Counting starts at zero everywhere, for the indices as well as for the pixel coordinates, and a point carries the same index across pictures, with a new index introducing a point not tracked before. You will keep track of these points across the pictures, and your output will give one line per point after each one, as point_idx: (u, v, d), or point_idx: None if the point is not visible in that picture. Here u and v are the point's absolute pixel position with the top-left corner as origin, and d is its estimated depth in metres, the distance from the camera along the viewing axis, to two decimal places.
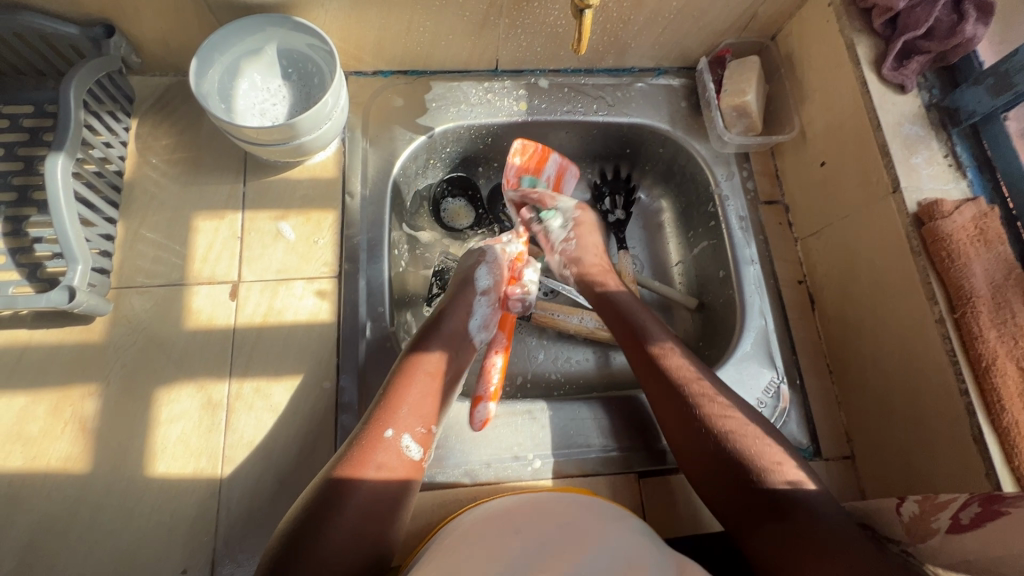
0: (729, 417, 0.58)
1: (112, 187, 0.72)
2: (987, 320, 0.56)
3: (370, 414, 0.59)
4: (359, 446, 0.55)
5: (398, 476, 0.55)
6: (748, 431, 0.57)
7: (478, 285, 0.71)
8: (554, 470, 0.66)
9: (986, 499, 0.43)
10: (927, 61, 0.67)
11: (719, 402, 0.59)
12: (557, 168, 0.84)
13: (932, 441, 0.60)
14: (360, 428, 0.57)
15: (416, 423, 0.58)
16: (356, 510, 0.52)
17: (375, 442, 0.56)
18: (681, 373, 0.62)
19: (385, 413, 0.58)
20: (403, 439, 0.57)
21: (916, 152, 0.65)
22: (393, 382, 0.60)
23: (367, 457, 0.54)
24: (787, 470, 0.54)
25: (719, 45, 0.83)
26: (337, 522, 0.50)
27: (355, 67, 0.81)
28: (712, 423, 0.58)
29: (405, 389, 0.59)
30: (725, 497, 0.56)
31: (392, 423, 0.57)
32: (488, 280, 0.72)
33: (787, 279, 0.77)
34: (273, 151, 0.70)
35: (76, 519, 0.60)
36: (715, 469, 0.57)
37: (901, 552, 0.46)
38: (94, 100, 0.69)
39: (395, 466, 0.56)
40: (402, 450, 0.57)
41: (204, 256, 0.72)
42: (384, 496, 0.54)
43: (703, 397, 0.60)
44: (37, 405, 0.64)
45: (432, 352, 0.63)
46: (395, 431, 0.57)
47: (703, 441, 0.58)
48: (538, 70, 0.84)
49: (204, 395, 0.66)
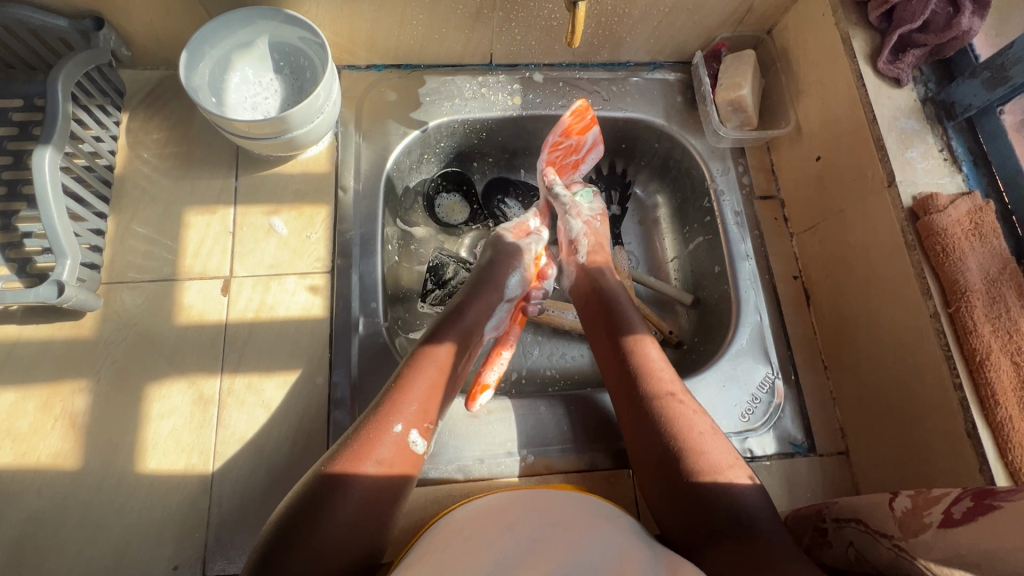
0: (691, 417, 0.59)
1: (103, 182, 0.71)
2: (982, 314, 0.56)
3: (377, 406, 0.58)
4: (362, 438, 0.55)
5: (401, 470, 0.55)
6: (707, 432, 0.58)
7: (507, 289, 0.71)
8: (547, 465, 0.66)
9: (979, 493, 0.43)
10: (923, 55, 0.66)
11: (684, 402, 0.61)
12: (594, 141, 0.82)
13: (925, 436, 0.59)
14: (363, 421, 0.57)
15: (425, 419, 0.58)
16: (357, 504, 0.51)
17: (380, 434, 0.55)
18: (654, 371, 0.63)
19: (392, 406, 0.57)
20: (411, 435, 0.57)
21: (911, 146, 0.64)
22: (403, 376, 0.60)
23: (372, 450, 0.54)
24: (738, 469, 0.56)
25: (715, 38, 0.82)
26: (335, 516, 0.50)
27: (348, 61, 0.80)
28: (674, 419, 0.59)
29: (415, 383, 0.59)
30: (667, 491, 0.56)
31: (401, 418, 0.57)
32: (517, 286, 0.72)
33: (782, 275, 0.77)
34: (264, 145, 0.69)
35: (66, 515, 0.60)
36: (664, 464, 0.57)
37: (892, 546, 0.46)
38: (84, 94, 0.68)
39: (398, 459, 0.55)
40: (408, 446, 0.57)
41: (195, 251, 0.71)
42: (386, 491, 0.54)
43: (670, 396, 0.61)
44: (27, 400, 0.63)
45: (446, 349, 0.63)
46: (403, 427, 0.57)
47: (659, 433, 0.59)
48: (533, 64, 0.84)
49: (195, 390, 0.65)
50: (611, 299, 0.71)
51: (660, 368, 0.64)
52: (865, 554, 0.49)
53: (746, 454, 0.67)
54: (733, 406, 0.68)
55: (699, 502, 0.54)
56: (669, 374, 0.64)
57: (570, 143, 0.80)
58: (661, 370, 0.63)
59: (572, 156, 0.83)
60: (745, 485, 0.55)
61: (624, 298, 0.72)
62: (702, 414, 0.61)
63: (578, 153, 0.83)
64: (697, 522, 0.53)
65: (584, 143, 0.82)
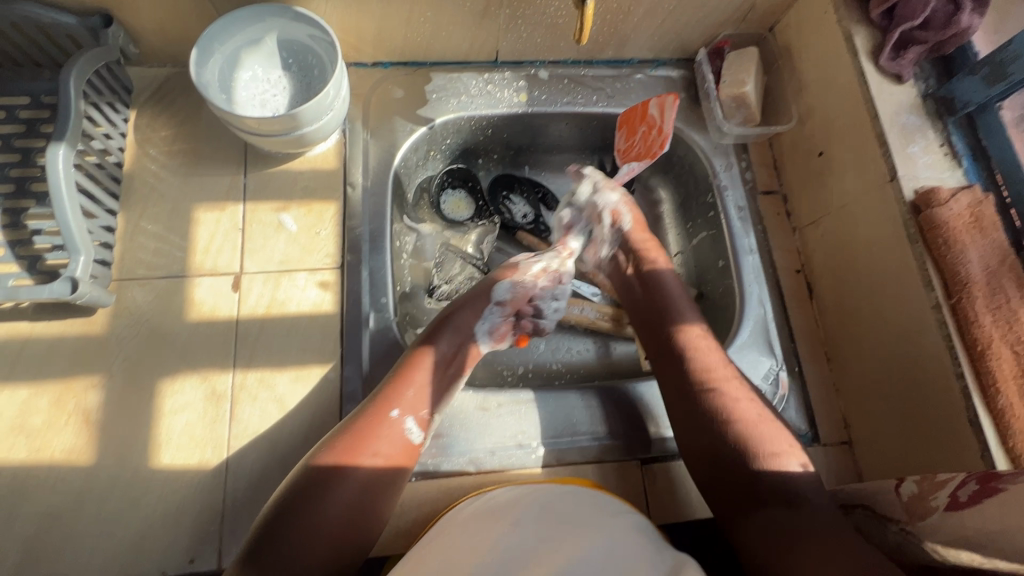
0: (745, 402, 0.61)
1: (113, 178, 0.72)
2: (983, 305, 0.57)
3: (376, 394, 0.60)
4: (360, 428, 0.57)
5: (396, 459, 0.57)
6: (760, 417, 0.60)
7: (495, 295, 0.72)
8: (558, 457, 0.67)
9: (983, 476, 0.44)
10: (924, 52, 0.68)
11: (736, 387, 0.62)
12: (658, 108, 0.77)
13: (926, 424, 0.61)
14: (364, 406, 0.59)
15: (420, 408, 0.60)
16: (354, 484, 0.54)
17: (380, 421, 0.58)
18: (707, 355, 0.64)
19: (392, 394, 0.60)
20: (406, 421, 0.59)
21: (913, 141, 0.66)
22: (403, 365, 0.62)
23: (368, 439, 0.56)
24: (794, 454, 0.58)
25: (717, 36, 0.83)
26: (331, 495, 0.53)
27: (355, 58, 0.80)
28: (729, 406, 0.60)
29: (417, 370, 0.62)
30: (717, 477, 0.58)
31: (397, 404, 0.59)
32: (507, 293, 0.72)
33: (785, 268, 0.78)
34: (274, 142, 0.69)
35: (81, 510, 0.60)
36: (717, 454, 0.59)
37: (898, 530, 0.48)
38: (94, 91, 0.69)
39: (394, 448, 0.57)
40: (405, 433, 0.59)
41: (205, 248, 0.71)
42: (381, 478, 0.56)
43: (723, 381, 0.62)
44: (39, 397, 0.63)
45: (439, 347, 0.65)
46: (399, 412, 0.59)
47: (710, 419, 0.60)
48: (538, 61, 0.84)
49: (208, 386, 0.66)
50: (659, 288, 0.73)
51: (714, 354, 0.65)
52: (874, 538, 0.50)
53: None
54: None
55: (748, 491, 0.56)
56: (720, 359, 0.64)
57: (644, 130, 0.80)
58: (712, 356, 0.64)
59: (654, 134, 0.79)
60: (799, 470, 0.56)
61: (674, 284, 0.73)
62: (753, 399, 0.62)
63: (657, 126, 0.78)
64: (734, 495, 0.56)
65: (654, 117, 0.78)
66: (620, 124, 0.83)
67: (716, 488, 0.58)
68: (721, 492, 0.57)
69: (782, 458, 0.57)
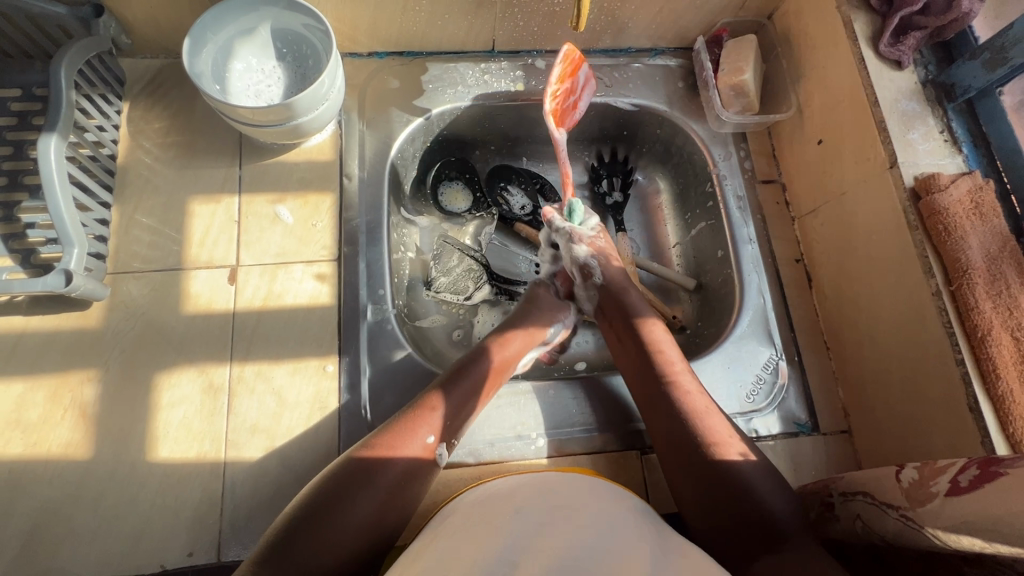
0: (693, 395, 0.62)
1: (107, 171, 0.71)
2: (983, 292, 0.57)
3: (408, 412, 0.59)
4: (391, 442, 0.56)
5: (420, 477, 0.57)
6: (707, 408, 0.61)
7: (550, 333, 0.74)
8: (557, 448, 0.67)
9: (985, 462, 0.44)
10: (924, 37, 0.67)
11: (685, 381, 0.63)
12: (586, 78, 0.78)
13: (928, 414, 0.61)
14: (395, 422, 0.58)
15: (450, 430, 0.60)
16: (376, 497, 0.54)
17: (411, 441, 0.57)
18: (659, 351, 0.66)
19: (425, 416, 0.59)
20: (438, 445, 0.59)
21: (913, 128, 0.65)
22: (434, 388, 0.61)
23: (400, 454, 0.56)
24: (733, 444, 0.58)
25: (716, 24, 0.82)
26: (358, 503, 0.52)
27: (349, 48, 0.80)
28: (679, 395, 0.62)
29: (450, 394, 0.61)
30: (680, 475, 0.59)
31: (432, 428, 0.58)
32: (557, 335, 0.75)
33: (784, 258, 0.78)
34: (269, 133, 0.69)
35: (79, 504, 0.60)
36: (678, 452, 0.59)
37: (899, 516, 0.47)
38: (86, 82, 0.68)
39: (422, 468, 0.57)
40: (433, 454, 0.58)
41: (201, 241, 0.71)
42: (401, 496, 0.55)
43: (672, 373, 0.64)
44: (35, 392, 0.63)
45: (481, 368, 0.64)
46: (434, 436, 0.58)
47: (665, 408, 0.62)
48: (535, 50, 0.84)
49: (205, 378, 0.65)
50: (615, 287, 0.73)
51: (667, 350, 0.66)
52: (873, 526, 0.50)
53: (751, 433, 0.68)
54: (739, 386, 0.70)
55: (715, 487, 0.56)
56: (674, 354, 0.66)
57: (567, 88, 0.77)
58: (665, 352, 0.66)
59: (569, 99, 0.78)
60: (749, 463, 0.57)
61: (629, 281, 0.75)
62: (701, 391, 0.63)
63: (574, 95, 0.79)
64: (700, 496, 0.57)
65: (580, 86, 0.78)
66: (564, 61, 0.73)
67: (688, 488, 0.58)
68: (694, 493, 0.57)
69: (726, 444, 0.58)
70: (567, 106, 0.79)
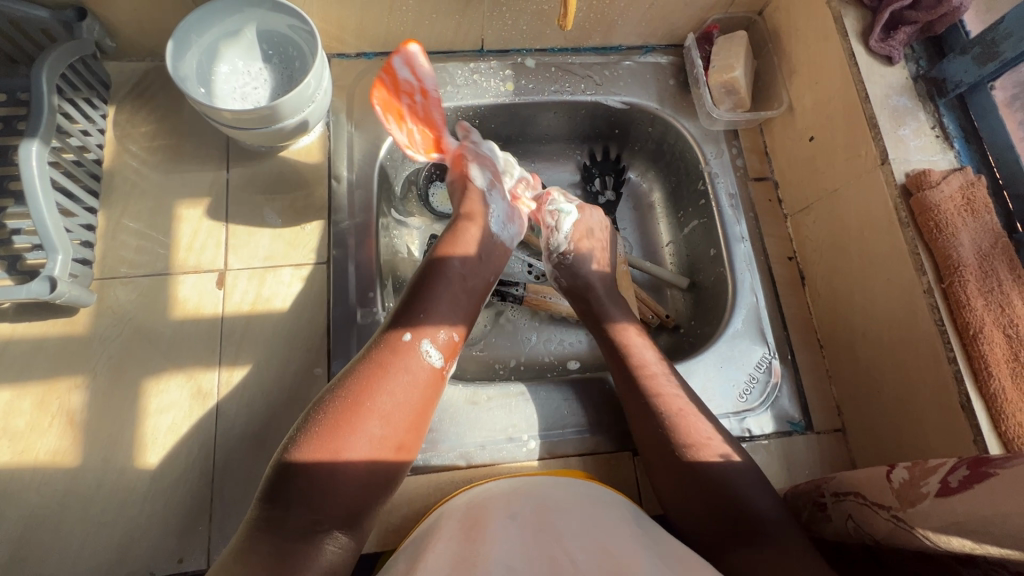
0: (672, 395, 0.62)
1: (92, 176, 0.71)
2: (975, 288, 0.56)
3: (390, 323, 0.60)
4: (379, 353, 0.57)
5: (416, 377, 0.57)
6: (685, 410, 0.60)
7: (478, 183, 0.73)
8: (549, 450, 0.66)
9: (974, 462, 0.43)
10: (915, 32, 0.67)
11: (665, 382, 0.63)
12: (405, 68, 0.70)
13: (920, 415, 0.60)
14: (379, 336, 0.59)
15: (436, 331, 0.60)
16: (379, 410, 0.54)
17: (396, 346, 0.58)
18: (638, 354, 0.66)
19: (405, 320, 0.60)
20: (424, 345, 0.59)
21: (903, 124, 0.65)
22: (415, 289, 0.63)
23: (388, 361, 0.56)
24: (714, 446, 0.58)
25: (706, 20, 0.82)
26: (360, 414, 0.53)
27: (337, 49, 0.79)
28: (654, 400, 0.62)
29: (430, 294, 0.62)
30: (668, 480, 0.59)
31: (411, 328, 0.59)
32: (487, 174, 0.74)
33: (777, 256, 0.77)
34: (256, 136, 0.68)
35: (67, 512, 0.59)
36: (661, 458, 0.59)
37: (890, 517, 0.47)
38: (69, 86, 0.67)
39: (415, 372, 0.57)
40: (424, 356, 0.58)
41: (188, 245, 0.70)
42: (404, 408, 0.55)
43: (650, 376, 0.63)
44: (22, 399, 0.63)
45: (456, 260, 0.65)
46: (415, 337, 0.59)
47: (646, 413, 0.62)
48: (524, 49, 0.83)
49: (194, 384, 0.65)
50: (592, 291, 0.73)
51: (644, 352, 0.66)
52: (865, 526, 0.50)
53: (744, 433, 0.67)
54: (731, 386, 0.69)
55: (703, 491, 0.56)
56: (651, 356, 0.66)
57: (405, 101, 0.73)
58: (642, 355, 0.66)
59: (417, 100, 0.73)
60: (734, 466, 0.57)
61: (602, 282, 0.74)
62: (682, 388, 0.63)
63: (416, 90, 0.73)
64: (686, 499, 0.57)
65: (408, 83, 0.72)
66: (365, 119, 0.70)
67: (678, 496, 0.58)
68: (682, 496, 0.57)
69: (706, 445, 0.58)
70: (423, 110, 0.74)
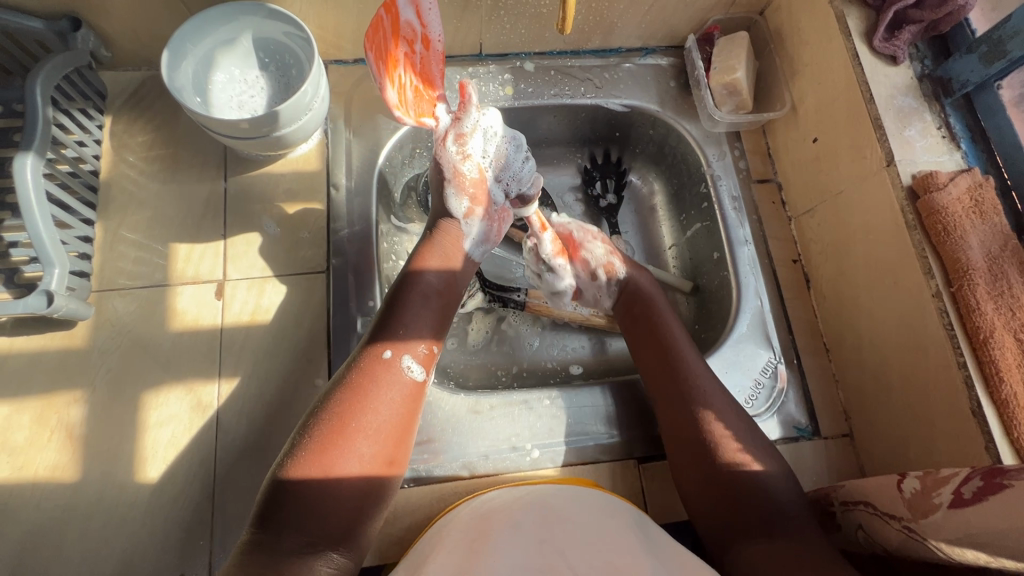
0: (717, 402, 0.61)
1: (89, 187, 0.70)
2: (985, 292, 0.55)
3: (369, 339, 0.60)
4: (360, 371, 0.56)
5: (398, 393, 0.57)
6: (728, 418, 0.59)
7: (455, 213, 0.69)
8: (553, 459, 0.65)
9: (988, 473, 0.42)
10: (919, 31, 0.66)
11: (711, 389, 0.61)
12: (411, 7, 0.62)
13: (929, 420, 0.60)
14: (358, 353, 0.59)
15: (416, 346, 0.60)
16: (365, 429, 0.53)
17: (375, 363, 0.57)
18: (683, 359, 0.64)
19: (383, 336, 0.59)
20: (404, 361, 0.58)
21: (909, 124, 0.64)
22: (390, 302, 0.62)
23: (369, 380, 0.56)
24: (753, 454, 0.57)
25: (707, 21, 0.81)
26: (345, 435, 0.52)
27: (335, 56, 0.78)
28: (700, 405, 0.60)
29: (407, 307, 0.61)
30: (696, 481, 0.58)
31: (390, 344, 0.59)
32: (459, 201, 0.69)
33: (781, 259, 0.76)
34: (252, 144, 0.67)
35: (66, 527, 0.59)
36: (696, 462, 0.58)
37: (902, 527, 0.46)
38: (64, 97, 0.67)
39: (396, 387, 0.57)
40: (403, 371, 0.58)
41: (186, 256, 0.70)
42: (388, 426, 0.55)
43: (696, 381, 0.62)
44: (21, 414, 0.62)
45: (430, 271, 0.65)
46: (394, 354, 0.58)
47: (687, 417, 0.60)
48: (523, 52, 0.82)
49: (193, 397, 0.64)
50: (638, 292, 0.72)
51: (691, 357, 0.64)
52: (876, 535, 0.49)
53: None
54: (737, 391, 0.68)
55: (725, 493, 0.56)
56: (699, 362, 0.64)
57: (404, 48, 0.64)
58: (689, 359, 0.64)
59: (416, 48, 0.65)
60: (769, 474, 0.56)
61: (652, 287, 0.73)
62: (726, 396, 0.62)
63: (416, 36, 0.64)
64: (710, 499, 0.57)
65: (411, 28, 0.63)
66: (377, 61, 0.61)
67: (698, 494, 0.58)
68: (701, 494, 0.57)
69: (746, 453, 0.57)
70: (422, 63, 0.65)
